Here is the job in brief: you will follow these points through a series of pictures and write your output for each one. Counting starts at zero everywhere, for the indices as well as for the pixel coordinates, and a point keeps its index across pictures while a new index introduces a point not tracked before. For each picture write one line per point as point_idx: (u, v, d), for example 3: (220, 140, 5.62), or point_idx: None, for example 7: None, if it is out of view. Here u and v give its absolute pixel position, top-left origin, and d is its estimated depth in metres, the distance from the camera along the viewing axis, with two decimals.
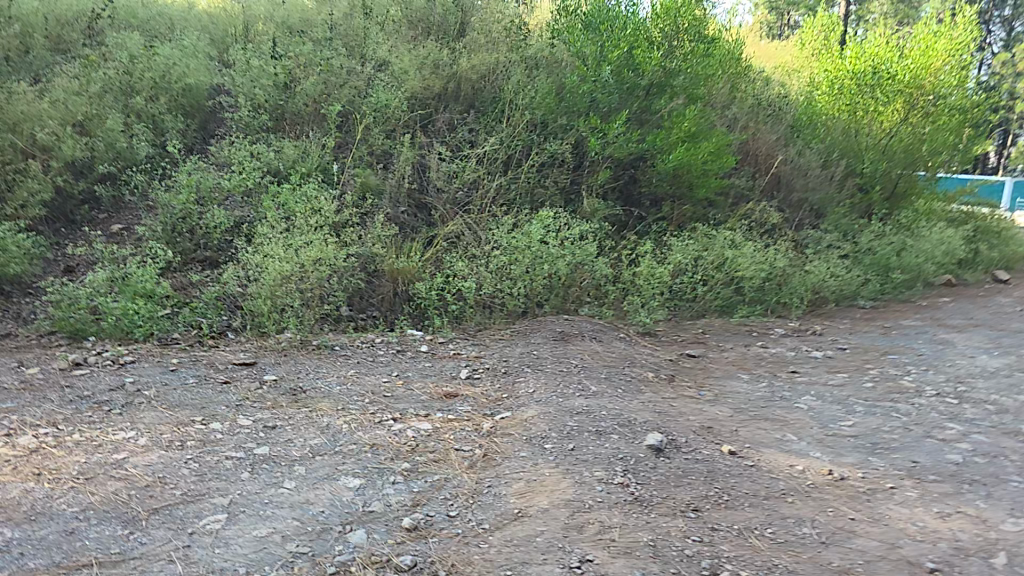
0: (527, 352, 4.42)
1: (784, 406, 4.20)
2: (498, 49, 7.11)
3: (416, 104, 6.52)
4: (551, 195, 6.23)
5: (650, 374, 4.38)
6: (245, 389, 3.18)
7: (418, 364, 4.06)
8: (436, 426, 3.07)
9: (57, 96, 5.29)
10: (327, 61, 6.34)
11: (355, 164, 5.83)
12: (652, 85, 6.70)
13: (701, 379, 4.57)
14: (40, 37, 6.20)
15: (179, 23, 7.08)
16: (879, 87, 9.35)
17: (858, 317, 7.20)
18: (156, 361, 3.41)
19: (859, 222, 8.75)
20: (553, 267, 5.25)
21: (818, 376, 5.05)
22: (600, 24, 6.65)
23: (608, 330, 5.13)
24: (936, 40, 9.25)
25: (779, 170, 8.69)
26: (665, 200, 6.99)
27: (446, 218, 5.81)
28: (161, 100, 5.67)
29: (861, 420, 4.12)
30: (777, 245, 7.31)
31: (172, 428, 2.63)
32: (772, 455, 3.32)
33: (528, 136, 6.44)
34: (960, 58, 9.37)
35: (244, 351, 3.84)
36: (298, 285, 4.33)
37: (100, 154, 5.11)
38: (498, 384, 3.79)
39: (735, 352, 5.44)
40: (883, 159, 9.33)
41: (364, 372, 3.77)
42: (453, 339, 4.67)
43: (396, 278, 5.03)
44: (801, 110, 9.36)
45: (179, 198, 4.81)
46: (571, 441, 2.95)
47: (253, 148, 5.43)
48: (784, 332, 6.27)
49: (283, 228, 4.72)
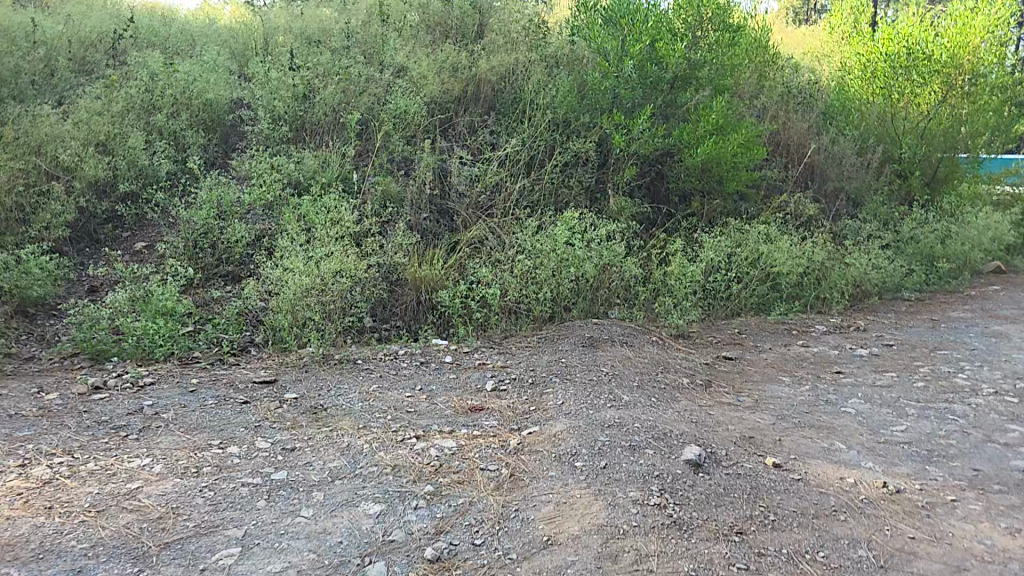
0: (556, 360, 4.26)
1: (831, 411, 3.93)
2: (517, 49, 7.04)
3: (436, 109, 6.41)
4: (575, 195, 6.05)
5: (685, 381, 4.16)
6: (265, 410, 3.12)
7: (441, 375, 3.95)
8: (460, 443, 2.94)
9: (79, 117, 5.35)
10: (346, 70, 6.34)
11: (376, 172, 5.77)
12: (677, 78, 6.40)
13: (739, 383, 4.34)
14: (64, 59, 6.34)
15: (199, 39, 7.14)
16: (916, 70, 8.80)
17: (903, 310, 6.82)
18: (175, 382, 3.39)
19: (899, 210, 8.33)
20: (580, 269, 5.06)
21: (864, 376, 4.75)
22: (621, 19, 6.38)
23: (639, 334, 4.93)
24: (973, 17, 8.74)
25: (812, 160, 8.28)
26: (694, 196, 6.72)
27: (468, 222, 5.68)
28: (181, 116, 5.69)
29: (915, 424, 3.83)
30: (815, 238, 6.97)
31: (188, 453, 2.57)
32: (821, 467, 3.08)
33: (550, 136, 6.29)
34: (999, 34, 8.84)
35: (265, 368, 3.79)
36: (319, 298, 4.25)
37: (123, 173, 5.15)
38: (525, 396, 3.64)
39: (773, 352, 5.17)
40: (922, 143, 8.87)
41: (386, 387, 3.66)
42: (478, 348, 4.54)
43: (419, 286, 4.93)
44: (833, 96, 9.01)
45: (200, 214, 4.78)
46: (602, 458, 2.78)
47: (274, 160, 5.41)
48: (825, 329, 5.97)
49: (303, 239, 4.65)
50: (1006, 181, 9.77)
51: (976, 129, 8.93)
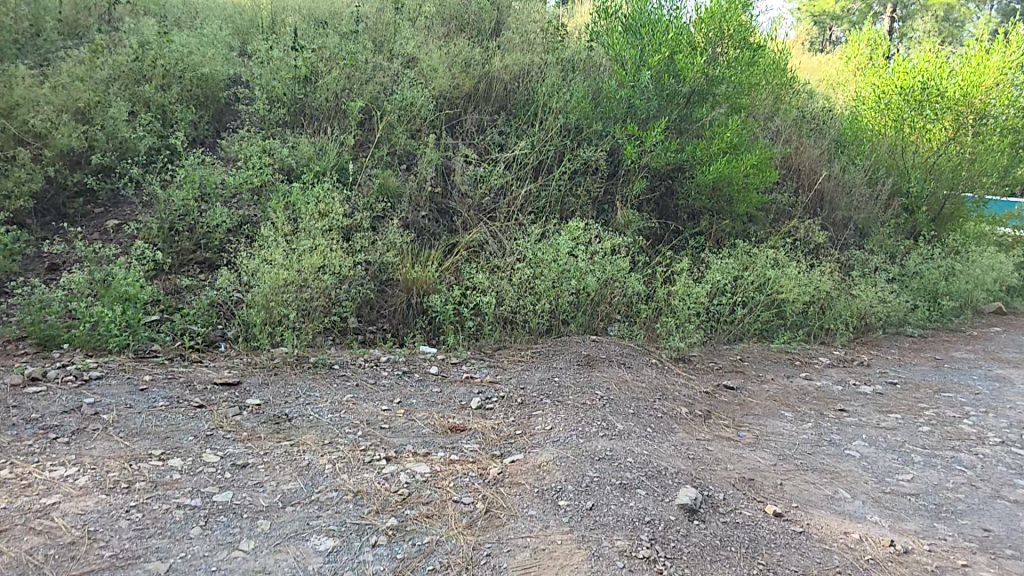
0: (548, 378, 4.01)
1: (833, 453, 3.69)
2: (533, 50, 6.85)
3: (443, 103, 6.16)
4: (581, 205, 5.81)
5: (684, 411, 3.90)
6: (220, 416, 2.90)
7: (423, 388, 3.67)
8: (435, 469, 2.69)
9: (60, 81, 5.06)
10: (352, 55, 6.03)
11: (375, 164, 5.47)
12: (694, 93, 6.18)
13: (739, 416, 4.08)
14: (54, 21, 6.03)
15: (203, 12, 6.83)
16: (927, 105, 8.65)
17: (906, 347, 6.61)
18: (125, 378, 3.15)
19: (905, 243, 8.14)
20: (580, 282, 4.80)
21: (868, 416, 4.51)
22: (641, 28, 6.15)
23: (637, 355, 4.68)
24: (988, 57, 8.51)
25: (823, 186, 8.05)
26: (702, 214, 6.49)
27: (468, 225, 5.41)
28: (172, 90, 5.39)
29: (921, 474, 3.59)
30: (821, 266, 6.76)
31: (121, 463, 2.41)
32: (823, 518, 2.83)
33: (561, 141, 6.05)
34: (1013, 77, 8.57)
35: (230, 368, 3.52)
36: (298, 295, 3.96)
37: (101, 145, 4.86)
38: (512, 418, 3.38)
39: (775, 384, 4.93)
40: (930, 177, 8.66)
41: (363, 397, 3.39)
42: (466, 359, 4.27)
43: (410, 288, 4.68)
44: (846, 125, 8.83)
45: (179, 194, 4.47)
46: (590, 497, 2.52)
47: (266, 143, 5.10)
48: (828, 361, 5.76)
49: (289, 230, 4.36)
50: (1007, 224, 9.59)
51: (981, 169, 8.76)
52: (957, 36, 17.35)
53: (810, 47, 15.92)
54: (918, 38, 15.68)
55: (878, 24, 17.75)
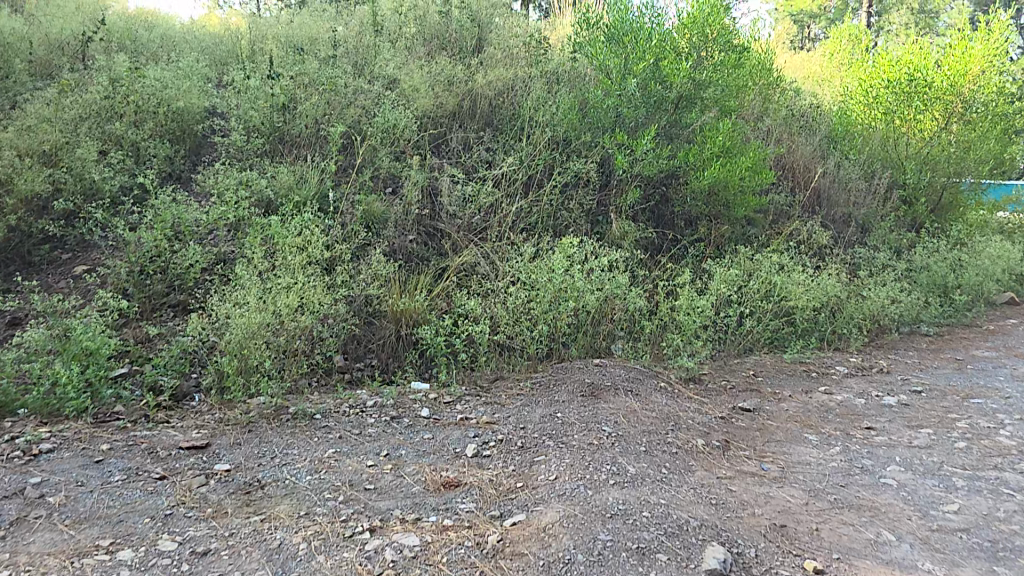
0: (550, 414, 3.67)
1: (867, 484, 3.33)
2: (518, 64, 6.66)
3: (428, 124, 5.88)
4: (575, 218, 5.50)
5: (700, 443, 3.56)
6: (184, 489, 2.65)
7: (414, 435, 3.34)
8: (426, 539, 2.36)
9: (25, 124, 4.77)
10: (332, 80, 5.78)
11: (357, 190, 5.15)
12: (681, 98, 5.87)
13: (761, 445, 3.74)
14: (23, 62, 5.67)
15: (179, 45, 6.57)
16: (915, 95, 8.36)
17: (924, 348, 6.26)
18: (79, 450, 2.92)
19: (909, 237, 7.82)
20: (580, 301, 4.47)
21: (898, 434, 4.14)
22: (623, 37, 5.90)
23: (645, 380, 4.34)
24: (972, 46, 8.22)
25: (818, 184, 7.77)
26: (700, 220, 6.17)
27: (457, 247, 5.09)
28: (145, 126, 5.07)
29: (969, 503, 3.20)
30: (829, 268, 6.44)
31: (62, 562, 2.10)
32: (871, 571, 2.47)
33: (550, 154, 5.78)
34: (996, 66, 8.28)
35: (199, 429, 3.23)
36: (272, 338, 3.65)
37: (68, 188, 4.52)
38: (512, 466, 3.05)
39: (794, 402, 4.58)
40: (926, 168, 8.32)
41: (346, 453, 3.08)
42: (462, 397, 3.92)
43: (399, 318, 4.34)
44: (836, 119, 8.49)
45: (149, 234, 4.15)
46: (603, 571, 2.19)
47: (244, 175, 4.79)
48: (846, 371, 5.42)
49: (266, 266, 4.04)
50: (1006, 209, 9.29)
51: (976, 159, 8.29)
52: (934, 26, 17.61)
53: (794, 45, 16.16)
54: (895, 31, 15.97)
55: (856, 19, 18.19)
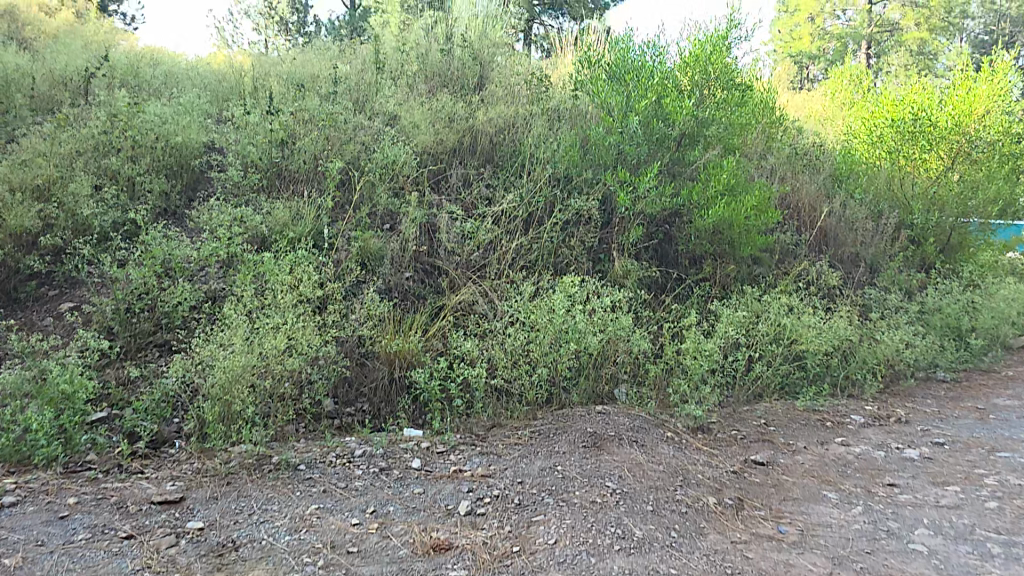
0: (550, 467, 3.45)
1: (895, 550, 3.04)
2: (519, 102, 6.68)
3: (428, 160, 5.83)
4: (576, 256, 5.36)
5: (712, 502, 3.32)
6: (151, 550, 2.46)
7: (403, 490, 3.12)
8: None
9: (19, 158, 4.73)
10: (332, 116, 5.77)
11: (354, 226, 5.05)
12: (684, 136, 5.83)
13: (776, 503, 3.49)
14: (23, 96, 5.68)
15: (183, 81, 6.61)
16: (920, 137, 8.27)
17: (943, 396, 5.96)
18: (44, 505, 2.77)
19: (921, 278, 7.59)
20: (582, 343, 4.27)
21: (924, 492, 3.84)
22: (625, 75, 5.90)
23: (651, 429, 4.11)
24: (977, 86, 8.20)
25: (825, 224, 7.68)
26: (705, 259, 6.02)
27: (455, 285, 4.94)
28: (142, 161, 5.02)
29: (1010, 573, 2.88)
30: (840, 310, 6.21)
31: None
32: None
33: (551, 191, 5.70)
34: (1004, 105, 8.22)
35: (174, 481, 3.06)
36: (257, 381, 3.48)
37: (59, 224, 4.43)
38: (509, 527, 2.83)
39: (809, 454, 4.32)
40: (934, 208, 8.08)
41: (328, 510, 2.87)
42: (455, 446, 3.70)
43: (392, 361, 4.16)
44: (840, 158, 8.51)
45: (138, 271, 4.04)
46: None
47: (238, 211, 4.68)
48: (862, 421, 5.14)
49: (256, 304, 3.90)
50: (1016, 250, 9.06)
51: (985, 198, 8.08)
52: (932, 67, 17.87)
53: (796, 85, 16.38)
54: (894, 72, 16.16)
55: (855, 60, 18.53)
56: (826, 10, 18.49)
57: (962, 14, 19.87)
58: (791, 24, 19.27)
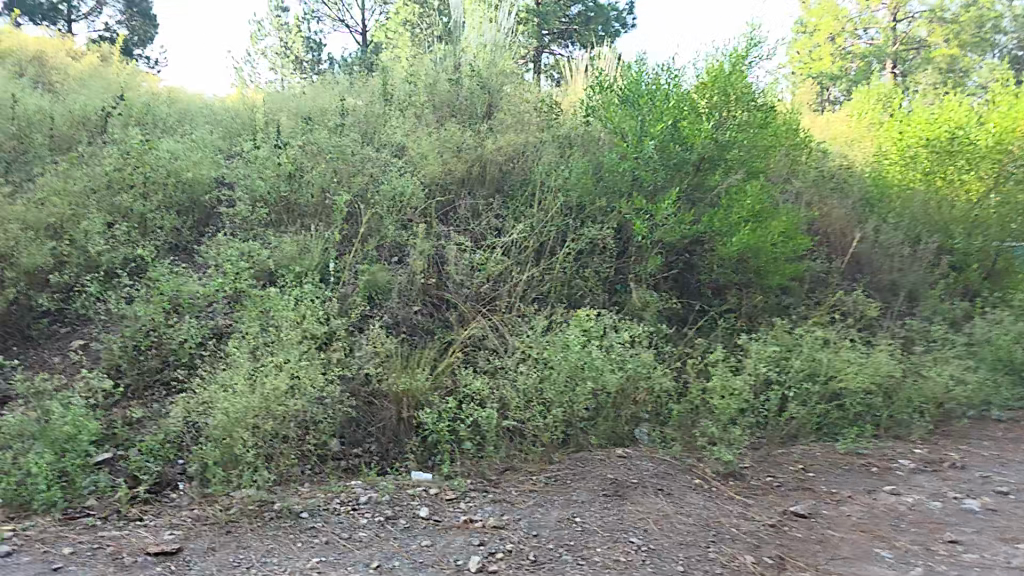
0: (568, 519, 3.18)
1: None
2: (529, 129, 6.51)
3: (436, 191, 5.77)
4: (591, 288, 5.18)
5: (751, 561, 2.99)
6: None
7: (410, 543, 2.89)
8: None
9: (35, 197, 4.80)
10: (341, 148, 5.74)
11: (361, 259, 4.95)
12: (704, 159, 5.59)
13: (823, 562, 3.14)
14: (42, 138, 5.84)
15: (196, 119, 6.73)
16: (959, 155, 7.69)
17: (1001, 438, 5.46)
18: (39, 554, 2.63)
19: (967, 309, 7.11)
20: (601, 381, 3.99)
21: (993, 551, 3.42)
22: (639, 98, 5.80)
23: (677, 476, 3.81)
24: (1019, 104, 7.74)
25: (858, 251, 7.43)
26: (728, 289, 5.74)
27: (465, 319, 4.75)
28: (154, 199, 5.06)
29: None
30: (879, 343, 5.80)
31: None
32: None
33: (563, 221, 5.50)
34: None
35: (172, 530, 2.90)
36: (257, 423, 3.31)
37: (70, 261, 4.44)
38: None
39: (855, 505, 3.94)
40: (976, 232, 7.60)
41: (329, 565, 2.66)
42: (467, 492, 3.46)
43: (400, 400, 3.95)
44: (871, 181, 8.02)
45: (146, 308, 3.98)
46: None
47: (247, 246, 4.66)
48: (912, 466, 4.72)
49: (258, 343, 3.79)
50: None
51: None
52: (963, 85, 17.28)
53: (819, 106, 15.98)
54: (923, 90, 15.63)
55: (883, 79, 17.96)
56: (846, 30, 17.97)
57: (993, 30, 19.28)
58: (810, 45, 18.82)
